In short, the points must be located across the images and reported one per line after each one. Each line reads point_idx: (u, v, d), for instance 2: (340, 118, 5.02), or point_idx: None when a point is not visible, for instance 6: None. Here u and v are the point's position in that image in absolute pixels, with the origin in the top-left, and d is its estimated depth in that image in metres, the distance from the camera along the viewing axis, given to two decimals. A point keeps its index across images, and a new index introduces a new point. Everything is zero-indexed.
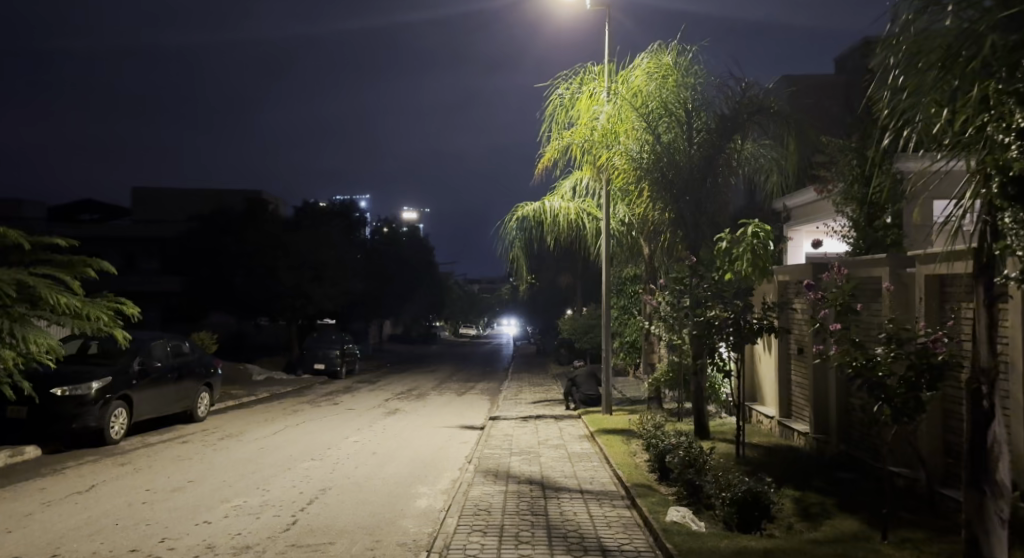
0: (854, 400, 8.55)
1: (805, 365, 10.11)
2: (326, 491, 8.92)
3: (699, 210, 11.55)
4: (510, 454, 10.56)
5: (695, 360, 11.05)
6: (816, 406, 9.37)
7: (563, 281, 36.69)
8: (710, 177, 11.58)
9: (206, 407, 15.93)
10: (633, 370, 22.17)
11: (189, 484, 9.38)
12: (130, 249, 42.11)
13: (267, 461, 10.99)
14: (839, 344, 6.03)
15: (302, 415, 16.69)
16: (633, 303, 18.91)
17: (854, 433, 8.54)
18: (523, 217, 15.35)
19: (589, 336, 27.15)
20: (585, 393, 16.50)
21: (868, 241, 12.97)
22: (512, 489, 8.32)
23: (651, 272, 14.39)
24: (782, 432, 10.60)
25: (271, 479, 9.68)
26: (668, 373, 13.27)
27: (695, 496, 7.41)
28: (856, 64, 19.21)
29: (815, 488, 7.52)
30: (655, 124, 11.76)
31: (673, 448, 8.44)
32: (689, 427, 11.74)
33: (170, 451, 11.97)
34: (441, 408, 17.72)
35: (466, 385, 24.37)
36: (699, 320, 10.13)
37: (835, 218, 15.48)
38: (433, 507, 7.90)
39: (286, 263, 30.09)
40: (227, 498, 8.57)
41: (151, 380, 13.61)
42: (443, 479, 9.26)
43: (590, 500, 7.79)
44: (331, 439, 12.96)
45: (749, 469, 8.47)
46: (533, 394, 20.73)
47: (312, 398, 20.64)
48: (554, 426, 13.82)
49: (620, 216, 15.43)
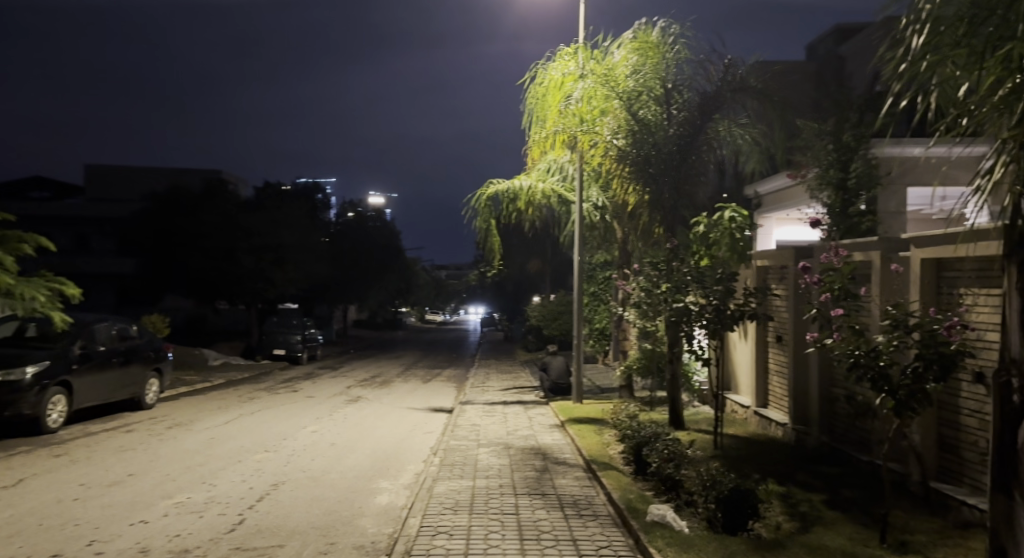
0: (838, 390, 8.15)
1: (784, 354, 9.70)
2: (278, 486, 8.28)
3: (677, 191, 10.92)
4: (478, 446, 10.00)
5: (671, 348, 10.58)
6: (795, 396, 8.95)
7: (532, 266, 36.13)
8: (692, 157, 10.94)
9: (154, 394, 15.12)
10: (603, 357, 21.75)
11: (128, 478, 8.68)
12: (81, 229, 40.56)
13: (217, 453, 10.30)
14: (839, 332, 5.46)
15: (258, 403, 15.93)
16: (603, 290, 18.46)
17: (839, 425, 8.14)
18: (494, 197, 14.72)
19: (557, 323, 26.67)
20: (555, 381, 15.98)
21: (842, 227, 12.64)
22: (480, 485, 7.76)
23: (625, 257, 13.87)
24: (759, 422, 10.21)
25: (219, 473, 9.02)
26: (642, 361, 12.82)
27: (675, 492, 6.91)
28: (831, 50, 18.90)
29: (800, 483, 7.07)
30: (634, 102, 11.19)
31: (650, 440, 7.94)
32: (664, 418, 11.30)
33: (112, 442, 11.21)
34: (405, 396, 17.09)
35: (431, 372, 23.75)
36: (675, 307, 9.65)
37: (808, 205, 15.18)
38: (394, 505, 7.34)
39: (246, 245, 29.08)
40: (168, 494, 7.91)
41: (93, 365, 12.82)
42: (405, 473, 8.68)
43: (564, 498, 7.26)
44: (287, 429, 12.28)
45: (730, 462, 8.00)
46: (501, 382, 20.16)
47: (270, 385, 19.84)
48: (523, 415, 13.30)
49: (593, 200, 14.81)
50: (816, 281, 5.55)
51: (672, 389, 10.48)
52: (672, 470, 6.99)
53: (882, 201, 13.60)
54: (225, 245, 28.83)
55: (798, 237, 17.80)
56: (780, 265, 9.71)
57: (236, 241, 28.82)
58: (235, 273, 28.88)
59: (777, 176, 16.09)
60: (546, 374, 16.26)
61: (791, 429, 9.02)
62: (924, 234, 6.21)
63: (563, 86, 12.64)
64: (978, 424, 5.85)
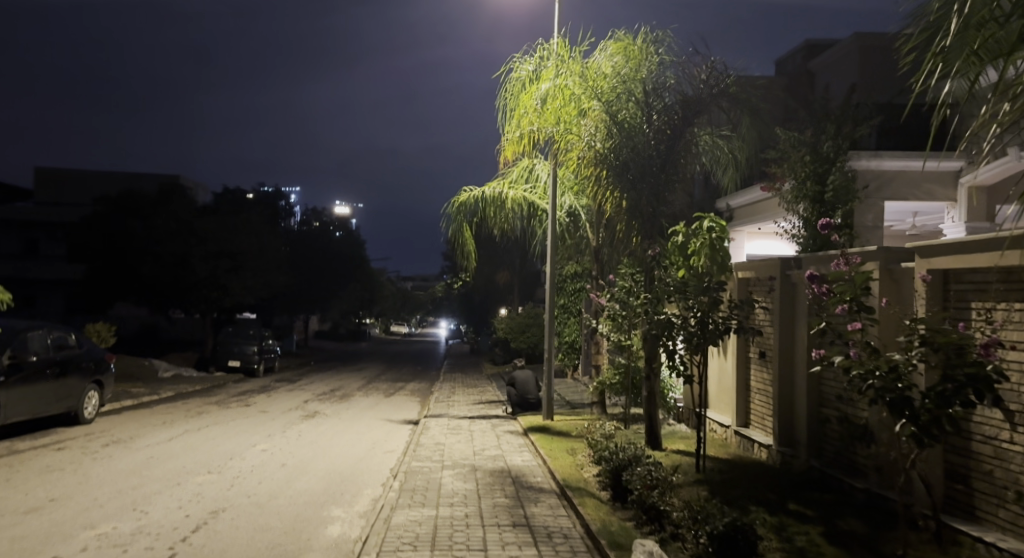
0: (830, 410, 7.55)
1: (767, 371, 9.10)
2: (219, 513, 7.48)
3: (657, 198, 10.22)
4: (442, 468, 9.27)
5: (648, 363, 9.95)
6: (781, 416, 8.33)
7: (500, 278, 35.43)
8: (672, 163, 10.25)
9: (94, 408, 14.17)
10: (572, 371, 21.14)
11: (50, 504, 7.82)
12: (30, 234, 39.06)
13: (153, 475, 9.43)
14: (853, 349, 4.75)
15: (207, 418, 15.01)
16: (574, 302, 17.86)
17: (830, 449, 7.52)
18: (468, 203, 14.07)
19: (524, 336, 26.06)
20: (523, 396, 15.29)
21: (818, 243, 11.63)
22: (443, 515, 7.02)
23: (601, 268, 13.24)
24: (740, 443, 9.62)
25: (152, 497, 8.17)
26: (617, 376, 12.24)
27: (660, 524, 6.21)
28: (804, 64, 18.61)
29: (793, 513, 6.41)
30: (612, 105, 10.55)
31: (630, 463, 7.26)
32: (640, 437, 10.69)
33: (38, 462, 10.27)
34: (365, 411, 16.26)
35: (395, 385, 22.90)
36: (656, 319, 8.99)
37: (782, 218, 14.70)
38: (347, 536, 6.60)
39: (201, 251, 27.70)
40: (91, 524, 7.08)
41: (23, 376, 11.97)
42: (361, 499, 7.93)
43: (538, 529, 6.56)
44: (235, 447, 11.39)
45: (714, 488, 7.35)
46: (467, 397, 19.42)
47: (223, 398, 18.85)
48: (491, 432, 12.59)
49: (567, 207, 14.19)
50: (825, 290, 4.86)
51: (649, 408, 9.84)
52: (655, 499, 6.29)
53: (860, 214, 13.07)
54: (178, 252, 27.36)
55: (773, 251, 17.38)
56: (763, 277, 9.15)
57: (190, 247, 27.50)
58: (189, 281, 27.71)
59: (751, 189, 15.65)
60: (513, 389, 15.57)
61: (776, 451, 8.42)
62: (935, 242, 5.60)
63: (537, 87, 11.97)
64: (993, 453, 5.21)
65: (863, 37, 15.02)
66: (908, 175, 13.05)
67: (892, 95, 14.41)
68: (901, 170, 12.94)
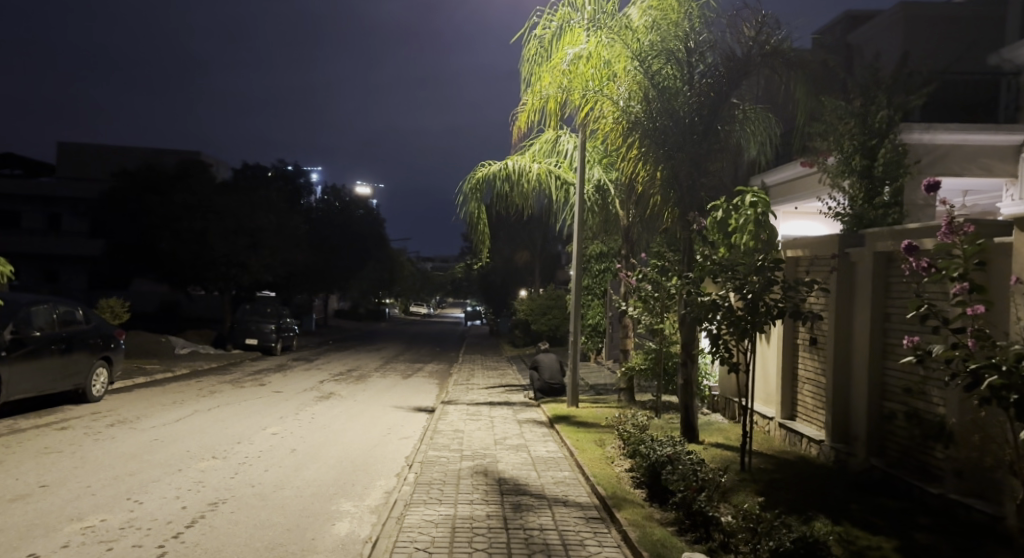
0: (895, 405, 6.76)
1: (819, 360, 8.28)
2: (219, 505, 6.87)
3: (698, 169, 9.28)
4: (461, 459, 8.58)
5: (685, 349, 9.14)
6: (836, 410, 7.55)
7: (521, 258, 34.72)
8: (715, 131, 9.28)
9: (103, 385, 13.66)
10: (595, 355, 20.42)
11: (39, 491, 7.23)
12: (53, 208, 38.80)
13: (154, 459, 8.84)
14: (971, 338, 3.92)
15: (218, 398, 14.45)
16: (598, 283, 17.32)
17: (894, 448, 6.74)
18: (487, 179, 13.33)
19: (546, 318, 25.33)
20: (546, 381, 14.56)
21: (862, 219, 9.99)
22: (461, 515, 6.33)
23: (631, 247, 12.48)
24: (785, 437, 8.84)
25: (149, 485, 7.56)
26: (647, 362, 11.51)
27: (707, 533, 5.45)
28: (847, 34, 17.55)
29: (860, 521, 5.64)
30: (650, 64, 9.63)
31: (670, 459, 6.53)
32: (674, 427, 9.95)
33: (37, 442, 9.72)
34: (382, 393, 15.66)
35: (413, 367, 22.29)
36: (698, 301, 8.13)
37: (824, 196, 13.70)
38: (356, 535, 5.96)
39: (220, 228, 26.99)
40: (79, 515, 6.47)
41: (27, 351, 11.46)
42: (374, 491, 7.29)
43: (567, 536, 5.83)
44: (243, 430, 10.79)
45: (764, 491, 6.59)
46: (487, 380, 18.78)
47: (236, 377, 18.32)
48: (512, 419, 11.91)
49: (595, 180, 13.39)
50: (923, 267, 4.08)
51: (686, 397, 9.09)
52: (703, 504, 5.53)
53: (909, 192, 11.62)
54: (196, 227, 26.76)
55: (809, 231, 16.42)
56: (819, 256, 8.28)
57: (209, 223, 26.83)
58: (207, 257, 27.11)
59: (789, 165, 14.65)
60: (537, 373, 14.90)
61: (829, 448, 7.64)
62: None
63: (567, 49, 11.05)
64: None
65: (908, 8, 13.69)
66: (964, 148, 11.84)
67: (945, 64, 13.39)
68: (958, 142, 11.69)
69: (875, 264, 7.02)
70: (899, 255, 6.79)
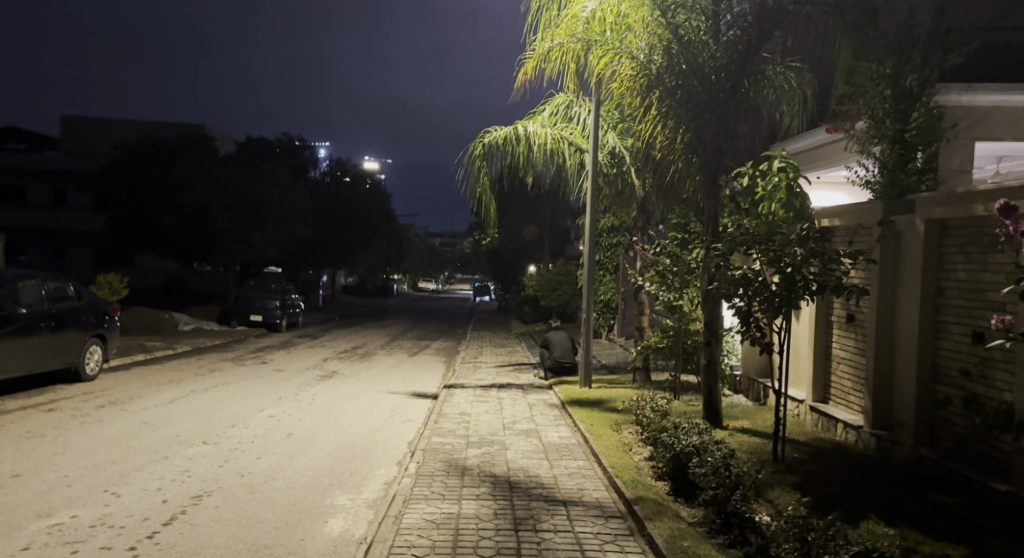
0: (949, 389, 6.08)
1: (857, 338, 7.59)
2: (203, 498, 6.29)
3: (724, 131, 8.55)
4: (467, 446, 8.00)
5: (709, 328, 8.42)
6: (878, 393, 6.86)
7: (529, 232, 33.99)
8: (743, 88, 8.54)
9: (97, 363, 13.11)
10: (607, 332, 19.79)
11: (12, 482, 6.68)
12: (57, 183, 38.18)
13: (141, 444, 8.28)
14: None
15: (216, 377, 13.89)
16: (610, 259, 16.65)
17: (947, 436, 6.07)
18: (494, 146, 12.57)
19: (556, 293, 24.66)
20: (558, 359, 13.96)
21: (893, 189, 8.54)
22: (466, 513, 5.75)
23: (647, 218, 11.73)
24: (817, 422, 8.17)
25: (132, 475, 7.00)
26: (664, 340, 10.83)
27: (744, 536, 4.82)
28: None
29: (918, 522, 5.01)
30: (672, 15, 8.84)
31: (699, 452, 5.88)
32: (696, 411, 9.31)
33: (20, 426, 9.18)
34: (387, 371, 15.09)
35: (420, 343, 21.71)
36: (726, 275, 7.29)
37: (852, 163, 12.84)
38: (350, 534, 5.39)
39: (222, 202, 26.31)
40: (50, 510, 5.92)
41: (13, 330, 10.88)
42: (372, 482, 6.71)
43: (584, 538, 5.24)
44: (239, 412, 10.25)
45: (804, 487, 5.95)
46: (496, 357, 18.17)
47: (237, 355, 17.75)
48: (522, 401, 11.30)
49: (610, 147, 12.68)
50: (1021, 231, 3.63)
51: (710, 380, 8.40)
52: (738, 504, 4.91)
53: (944, 157, 10.79)
54: (199, 201, 26.13)
55: (832, 201, 15.58)
56: (862, 224, 7.54)
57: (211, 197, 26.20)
58: (210, 232, 26.51)
59: (813, 131, 13.75)
60: (547, 351, 14.30)
61: (868, 435, 6.97)
62: None
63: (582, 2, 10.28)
64: None
65: None
66: (1003, 110, 10.94)
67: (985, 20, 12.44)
68: (998, 104, 10.78)
69: (927, 231, 6.31)
70: (956, 222, 6.09)
